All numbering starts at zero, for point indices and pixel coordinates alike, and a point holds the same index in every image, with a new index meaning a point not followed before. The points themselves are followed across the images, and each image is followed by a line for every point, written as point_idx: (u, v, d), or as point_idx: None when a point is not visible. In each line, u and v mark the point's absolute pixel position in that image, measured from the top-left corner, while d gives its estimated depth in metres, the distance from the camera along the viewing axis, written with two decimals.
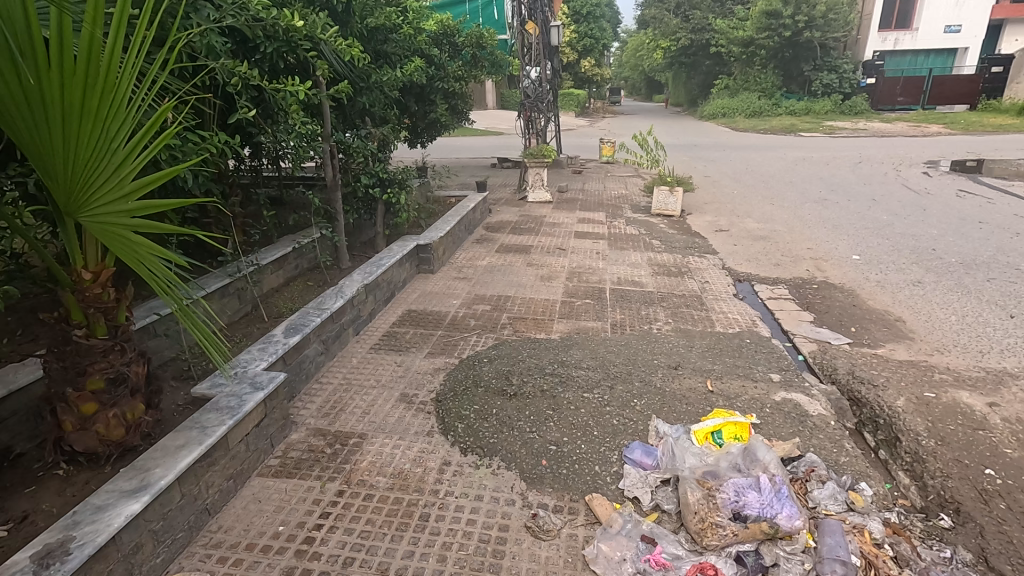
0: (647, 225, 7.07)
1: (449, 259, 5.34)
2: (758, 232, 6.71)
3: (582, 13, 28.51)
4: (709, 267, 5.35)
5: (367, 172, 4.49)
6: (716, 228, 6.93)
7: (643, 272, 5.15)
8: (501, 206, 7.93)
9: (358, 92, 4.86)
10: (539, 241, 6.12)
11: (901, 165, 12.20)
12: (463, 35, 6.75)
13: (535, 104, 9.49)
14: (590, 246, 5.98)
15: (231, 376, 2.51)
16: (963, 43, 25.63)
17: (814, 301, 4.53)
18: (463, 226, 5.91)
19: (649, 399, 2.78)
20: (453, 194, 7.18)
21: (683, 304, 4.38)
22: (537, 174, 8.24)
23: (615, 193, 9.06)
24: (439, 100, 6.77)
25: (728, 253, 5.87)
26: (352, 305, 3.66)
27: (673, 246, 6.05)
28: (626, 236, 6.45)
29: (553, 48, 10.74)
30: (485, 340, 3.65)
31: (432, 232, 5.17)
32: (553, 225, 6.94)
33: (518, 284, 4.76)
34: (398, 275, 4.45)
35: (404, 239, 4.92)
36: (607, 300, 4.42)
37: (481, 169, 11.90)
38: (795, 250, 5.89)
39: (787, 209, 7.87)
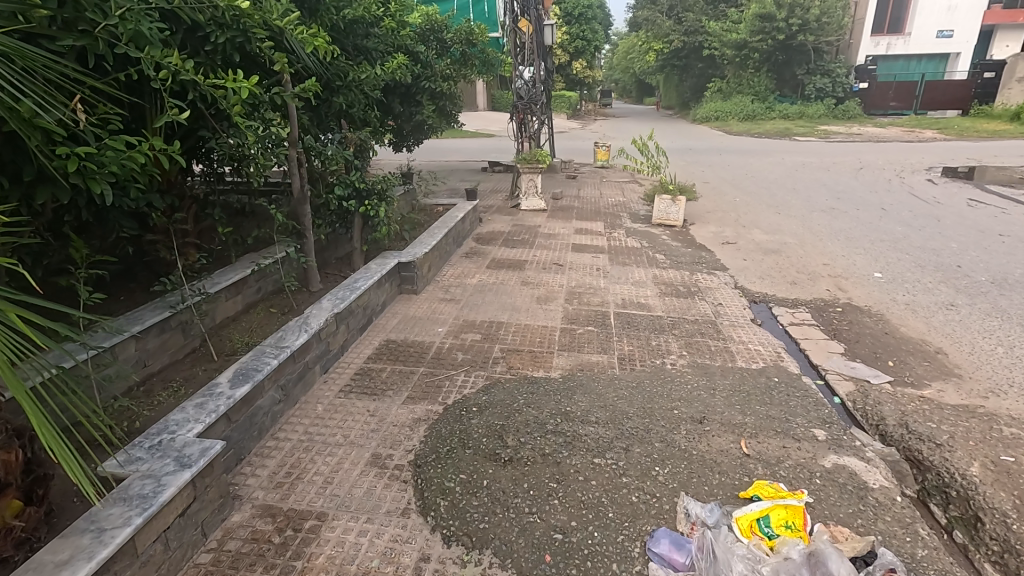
0: (649, 237, 6.62)
1: (434, 277, 4.82)
2: (768, 244, 6.26)
3: (574, 14, 28.12)
4: (720, 286, 4.90)
5: (341, 182, 3.98)
6: (723, 240, 6.48)
7: (649, 293, 4.68)
8: (493, 215, 7.44)
9: (331, 92, 4.37)
10: (534, 255, 5.63)
11: (903, 171, 11.87)
12: (450, 32, 6.24)
13: (529, 106, 9.01)
14: (590, 261, 5.50)
15: (153, 448, 2.00)
16: (955, 48, 25.55)
17: (840, 328, 4.08)
18: (451, 239, 5.40)
19: (673, 466, 2.29)
20: (441, 203, 6.67)
21: (697, 332, 3.91)
22: (531, 180, 7.75)
23: (613, 200, 8.60)
24: (426, 101, 6.26)
25: (738, 269, 5.42)
26: (320, 339, 3.14)
27: (679, 261, 5.59)
28: (628, 249, 5.99)
29: (547, 48, 10.26)
30: (475, 380, 3.15)
31: (417, 248, 4.66)
32: (549, 236, 6.46)
33: (513, 307, 4.26)
34: (376, 298, 3.94)
35: (385, 256, 4.40)
36: (612, 327, 3.94)
37: (471, 173, 11.39)
38: (811, 266, 5.45)
39: (794, 219, 7.45)
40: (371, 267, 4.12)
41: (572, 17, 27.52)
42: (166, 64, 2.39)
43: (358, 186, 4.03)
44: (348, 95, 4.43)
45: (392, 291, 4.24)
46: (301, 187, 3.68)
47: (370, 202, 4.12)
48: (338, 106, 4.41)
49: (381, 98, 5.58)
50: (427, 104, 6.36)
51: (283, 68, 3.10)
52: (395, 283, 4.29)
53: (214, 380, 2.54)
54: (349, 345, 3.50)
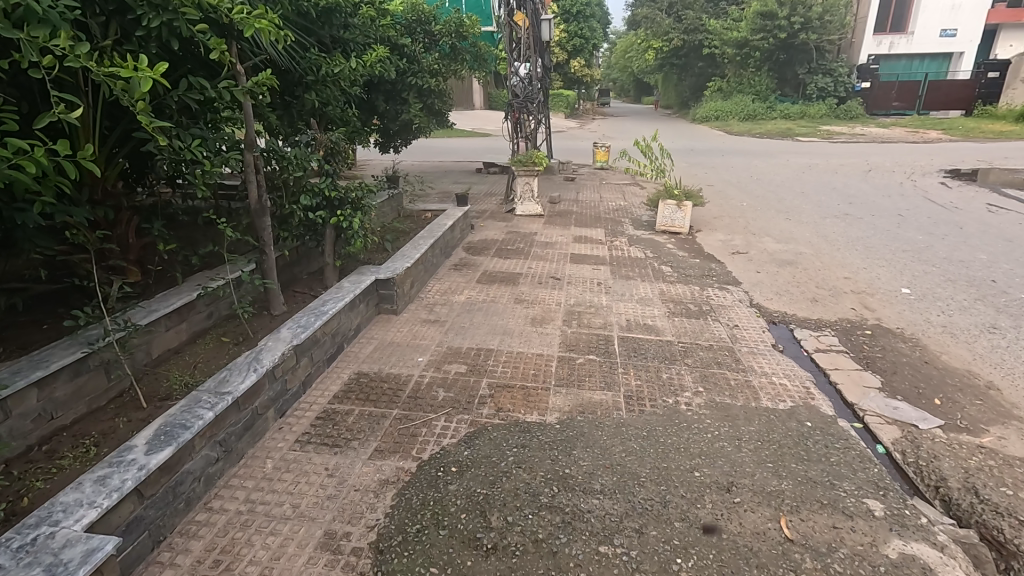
0: (653, 245, 6.15)
1: (418, 294, 4.35)
2: (781, 255, 5.80)
3: (572, 12, 27.49)
4: (734, 303, 4.44)
5: (307, 190, 3.50)
6: (733, 250, 6.02)
7: (657, 312, 4.22)
8: (485, 221, 6.96)
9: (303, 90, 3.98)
10: (529, 267, 5.15)
11: (913, 174, 11.44)
12: (440, 23, 5.78)
13: (524, 105, 8.56)
14: (589, 274, 5.03)
15: (22, 552, 1.52)
16: (957, 48, 25.18)
17: (873, 355, 3.62)
18: (438, 251, 4.92)
19: (699, 559, 1.82)
20: (429, 208, 6.20)
21: (712, 361, 3.45)
22: (527, 184, 7.28)
23: (613, 205, 8.13)
24: (413, 99, 5.78)
25: (752, 283, 4.96)
26: (274, 377, 2.67)
27: (687, 274, 5.13)
28: (631, 260, 5.52)
29: (544, 44, 9.79)
30: (457, 427, 2.68)
31: (398, 261, 4.18)
32: (545, 244, 5.98)
33: (504, 330, 3.79)
34: (348, 322, 3.46)
35: (360, 272, 3.92)
36: (616, 355, 3.47)
37: (465, 175, 10.91)
38: (832, 280, 4.98)
39: (807, 226, 6.99)
40: (345, 286, 3.65)
41: (570, 15, 26.99)
42: (61, 51, 1.89)
43: (326, 194, 3.56)
44: (321, 92, 4.02)
45: (367, 312, 3.76)
46: (260, 196, 3.20)
47: (342, 211, 3.64)
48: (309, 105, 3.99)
49: (361, 98, 5.13)
50: (414, 102, 5.85)
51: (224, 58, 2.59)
52: (371, 302, 3.82)
53: (131, 439, 2.06)
54: (312, 380, 3.03)
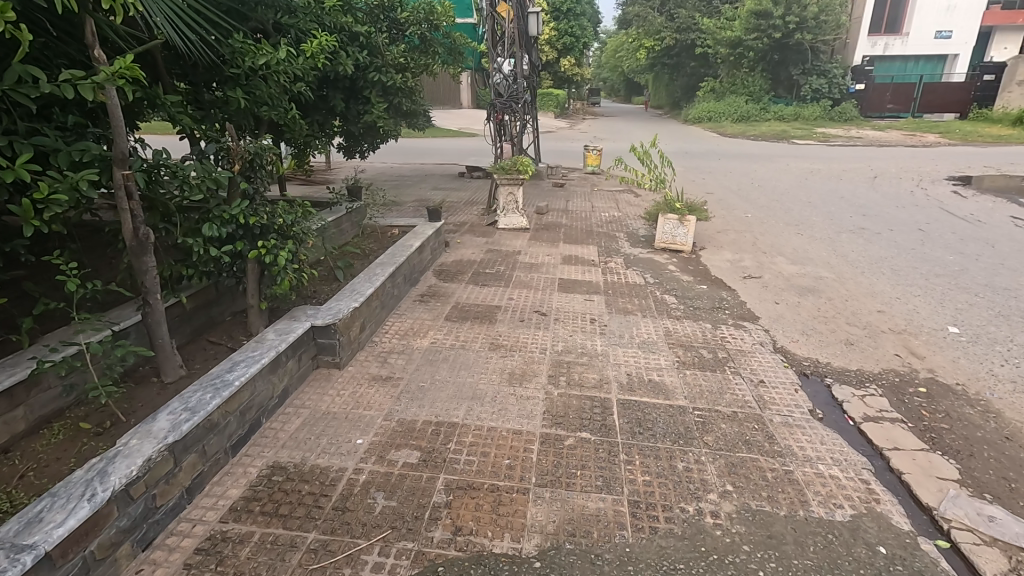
0: (653, 267, 5.40)
1: (371, 339, 3.54)
2: (799, 279, 5.08)
3: (562, 10, 26.62)
4: (755, 348, 3.69)
5: (213, 216, 2.66)
6: (743, 273, 5.28)
7: (663, 361, 3.45)
8: (463, 236, 6.17)
9: (229, 86, 3.35)
10: (510, 298, 4.37)
11: (922, 181, 10.79)
12: (406, 8, 5.00)
13: (509, 105, 7.67)
14: (581, 307, 4.25)
15: None
16: (953, 50, 24.74)
17: (935, 426, 2.88)
18: (399, 280, 4.10)
19: None
20: (397, 222, 5.38)
21: (738, 439, 2.69)
22: (511, 194, 6.50)
23: (606, 217, 7.38)
24: (376, 98, 4.91)
25: (772, 319, 4.23)
26: (129, 500, 1.85)
27: (695, 306, 4.38)
28: (629, 286, 4.76)
29: (531, 39, 9.00)
30: (395, 568, 1.89)
31: (342, 300, 3.35)
32: (530, 266, 5.21)
33: (472, 391, 2.99)
34: (267, 389, 2.65)
35: (291, 317, 3.09)
36: (615, 432, 2.70)
37: (445, 181, 10.10)
38: (864, 315, 4.25)
39: (822, 243, 6.27)
40: (267, 338, 2.83)
41: (560, 12, 26.13)
42: None
43: (240, 221, 2.72)
44: (254, 88, 3.38)
45: (298, 370, 2.95)
46: (136, 227, 2.32)
47: (262, 243, 2.80)
48: (237, 105, 3.36)
49: (308, 96, 4.34)
50: (377, 99, 4.94)
51: (24, 36, 1.68)
52: (303, 356, 3.01)
53: None
54: (202, 483, 2.21)
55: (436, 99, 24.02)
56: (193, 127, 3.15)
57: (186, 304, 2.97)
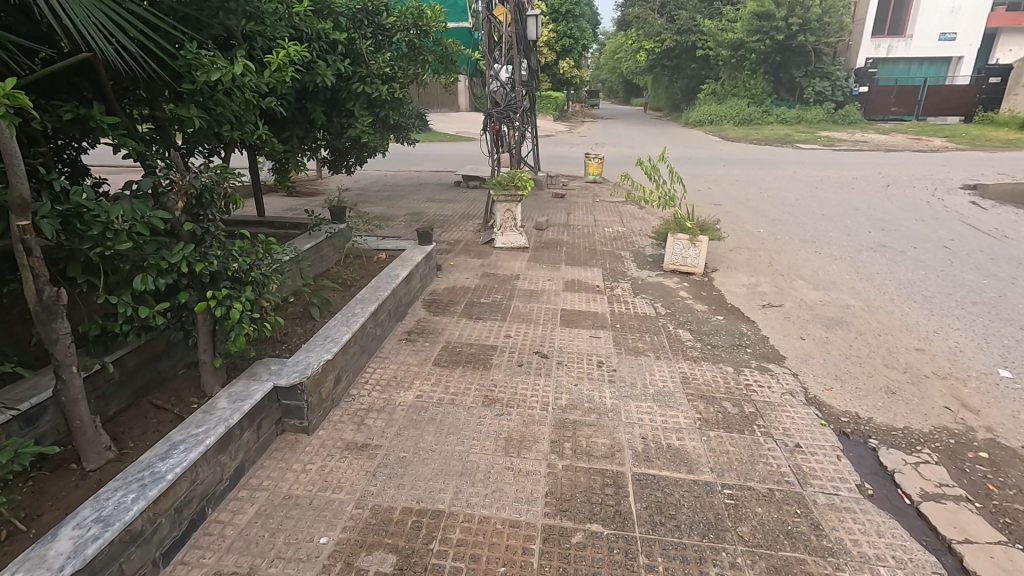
0: (663, 293, 4.97)
1: (347, 392, 3.09)
2: (823, 309, 4.65)
3: (561, 11, 26.19)
4: (785, 399, 3.25)
5: (148, 264, 2.21)
6: (762, 301, 4.85)
7: (682, 418, 3.01)
8: (457, 256, 5.74)
9: (183, 103, 2.95)
10: (507, 335, 3.93)
11: (936, 190, 10.37)
12: (393, 12, 4.52)
13: (506, 114, 7.22)
14: (586, 346, 3.81)
15: None
16: (957, 52, 24.30)
17: (1007, 507, 2.45)
18: (383, 318, 3.66)
19: None
20: (385, 244, 4.95)
21: (778, 530, 2.25)
22: (508, 211, 6.07)
23: (610, 232, 6.95)
24: (360, 111, 4.48)
25: (800, 359, 3.79)
26: None
27: (713, 344, 3.95)
28: (638, 318, 4.33)
29: (531, 42, 8.55)
30: None
31: (313, 350, 2.90)
32: (529, 293, 4.78)
33: (462, 465, 2.55)
34: (213, 473, 2.21)
35: (250, 376, 2.65)
36: (632, 523, 2.26)
37: (440, 191, 9.67)
38: (902, 355, 3.81)
39: (842, 264, 5.84)
40: (218, 406, 2.39)
41: (559, 14, 25.72)
42: None
43: (183, 270, 2.28)
44: (216, 103, 3.02)
45: (257, 441, 2.51)
46: (39, 288, 1.87)
47: (211, 294, 2.36)
48: (193, 124, 2.96)
49: (282, 110, 3.91)
50: (360, 111, 4.51)
51: None
52: (264, 423, 2.57)
53: None
54: None
55: (433, 102, 23.64)
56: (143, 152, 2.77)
57: (125, 364, 2.53)
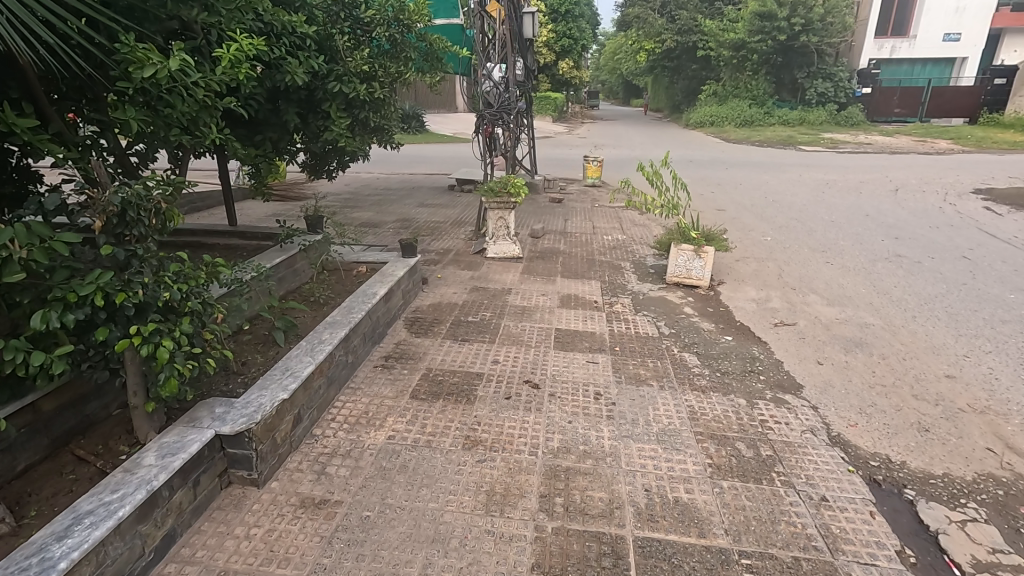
0: (667, 309, 4.61)
1: (308, 432, 2.72)
2: (840, 328, 4.29)
3: (561, 11, 25.85)
4: (806, 439, 2.88)
5: (53, 298, 1.84)
6: (773, 318, 4.50)
7: (691, 464, 2.64)
8: (447, 268, 5.38)
9: (121, 104, 2.59)
10: (495, 359, 3.57)
11: (948, 195, 10.00)
12: (370, 5, 4.17)
13: (499, 116, 6.87)
14: (582, 374, 3.44)
15: None
16: (962, 52, 23.58)
17: None
18: (355, 343, 3.29)
19: None
20: (367, 256, 4.59)
21: None
22: (501, 219, 5.70)
23: (609, 240, 6.60)
24: (337, 113, 4.11)
25: (819, 388, 3.42)
26: None
27: (722, 370, 3.58)
28: (639, 339, 3.97)
29: (528, 40, 8.21)
30: None
31: (266, 388, 2.52)
32: (522, 309, 4.42)
33: (435, 529, 2.18)
34: (129, 549, 1.84)
35: (188, 422, 2.27)
36: None
37: (432, 195, 9.30)
38: (931, 384, 3.44)
39: (857, 277, 5.47)
40: (142, 464, 2.01)
41: (559, 14, 25.46)
42: None
43: (97, 303, 1.91)
44: (159, 103, 2.64)
45: (191, 501, 2.14)
46: None
47: (134, 330, 1.99)
48: (133, 127, 2.60)
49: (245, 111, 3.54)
50: (337, 113, 4.12)
51: None
52: (201, 478, 2.19)
53: None
54: None
55: (431, 102, 23.38)
56: (71, 160, 2.40)
57: (39, 410, 2.16)
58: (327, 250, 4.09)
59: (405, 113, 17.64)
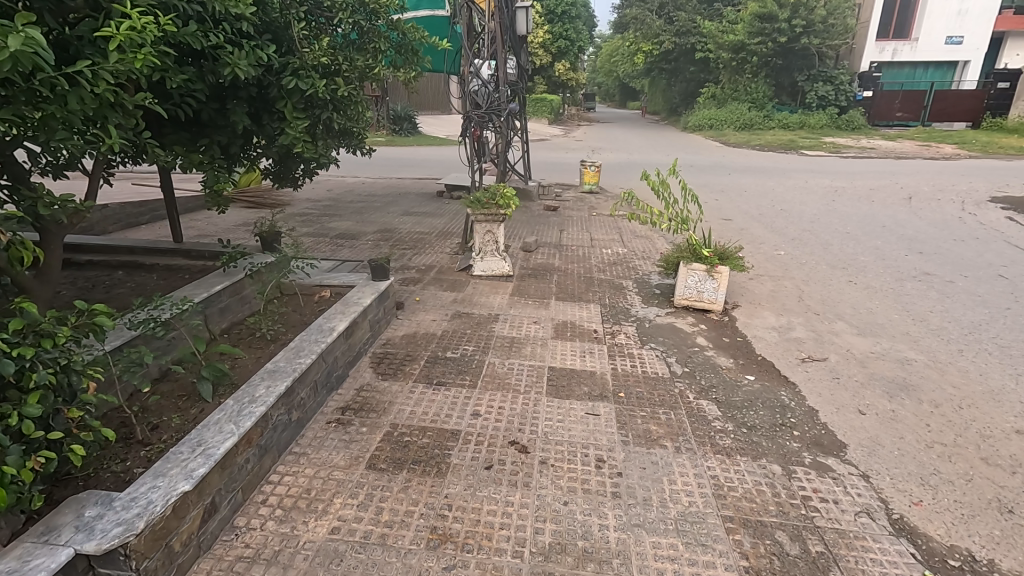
0: (677, 340, 4.02)
1: (226, 525, 2.10)
2: (879, 365, 3.70)
3: (558, 12, 25.35)
4: (863, 527, 2.28)
5: None
6: (799, 352, 3.91)
7: (722, 569, 2.03)
8: (428, 288, 4.77)
9: None
10: (475, 410, 2.96)
11: (965, 203, 9.47)
12: None
13: (488, 118, 6.29)
14: (580, 431, 2.83)
15: None
16: (964, 56, 23.06)
17: None
18: (300, 396, 2.68)
19: None
20: (331, 278, 3.96)
21: None
22: (489, 232, 5.09)
23: (609, 255, 6.00)
24: (293, 113, 3.50)
25: (867, 448, 2.83)
26: None
27: (749, 424, 2.98)
28: (648, 380, 3.37)
29: (522, 36, 7.61)
30: None
31: (164, 475, 1.91)
32: (510, 341, 3.81)
33: None
34: None
35: (42, 536, 1.65)
36: None
37: (418, 202, 8.68)
38: (1001, 443, 2.86)
39: (886, 299, 4.89)
40: None
41: (555, 15, 25.06)
42: None
43: None
44: (30, 98, 2.02)
45: None
46: None
47: None
48: None
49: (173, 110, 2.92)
50: (293, 113, 3.49)
51: None
52: None
53: None
54: None
55: (424, 104, 22.87)
56: None
57: None
58: (279, 274, 3.47)
59: (396, 115, 17.02)
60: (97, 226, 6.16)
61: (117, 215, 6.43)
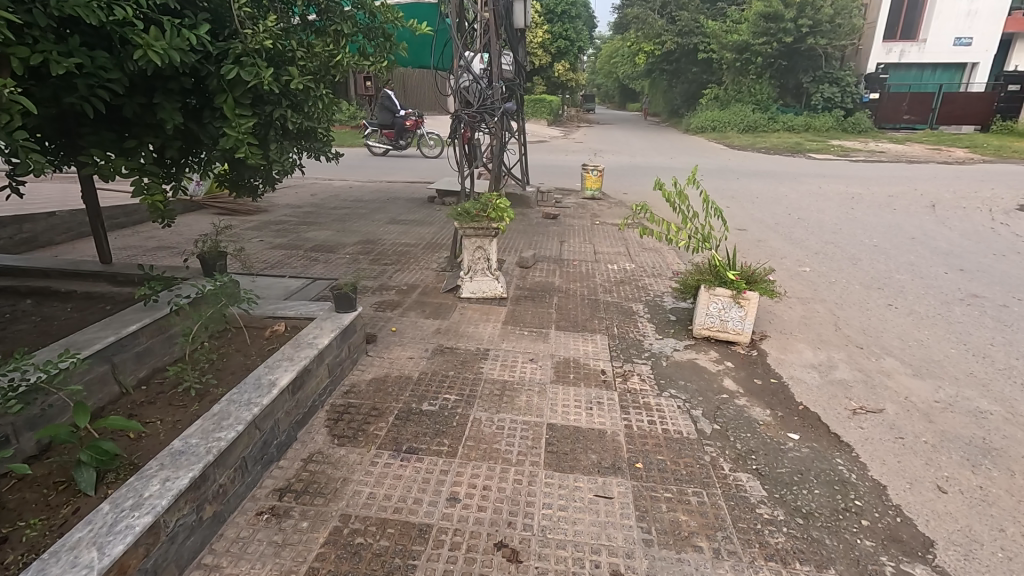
0: (702, 383, 3.35)
1: None
2: (949, 419, 3.04)
3: (557, 12, 24.78)
4: None
5: None
6: (849, 400, 3.25)
7: None
8: (407, 314, 4.11)
9: None
10: (452, 492, 2.29)
11: (993, 212, 8.82)
12: None
13: (481, 118, 5.63)
14: (588, 527, 2.16)
15: None
16: (972, 58, 22.47)
17: None
18: (216, 486, 2.00)
19: None
20: (285, 306, 3.27)
21: None
22: (478, 248, 4.43)
23: (616, 272, 5.34)
24: (235, 109, 2.79)
25: (961, 548, 2.17)
26: None
27: (804, 510, 2.32)
28: (671, 443, 2.71)
29: (519, 31, 6.96)
30: None
31: None
32: (499, 387, 3.14)
33: None
34: None
35: None
36: None
37: (407, 209, 8.01)
38: None
39: (936, 328, 4.24)
40: None
41: (554, 14, 24.57)
42: None
43: None
44: None
45: None
46: None
47: None
48: None
49: None
50: (235, 109, 2.78)
51: None
52: None
53: None
54: None
55: (420, 104, 22.29)
56: None
57: None
58: (213, 309, 2.79)
59: None
60: (42, 236, 5.50)
61: (67, 223, 5.77)
